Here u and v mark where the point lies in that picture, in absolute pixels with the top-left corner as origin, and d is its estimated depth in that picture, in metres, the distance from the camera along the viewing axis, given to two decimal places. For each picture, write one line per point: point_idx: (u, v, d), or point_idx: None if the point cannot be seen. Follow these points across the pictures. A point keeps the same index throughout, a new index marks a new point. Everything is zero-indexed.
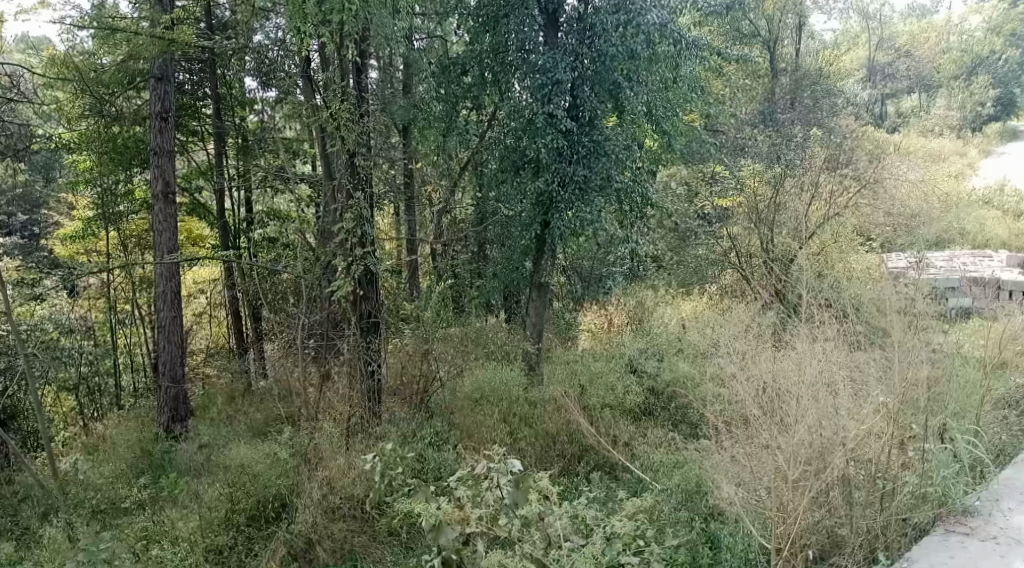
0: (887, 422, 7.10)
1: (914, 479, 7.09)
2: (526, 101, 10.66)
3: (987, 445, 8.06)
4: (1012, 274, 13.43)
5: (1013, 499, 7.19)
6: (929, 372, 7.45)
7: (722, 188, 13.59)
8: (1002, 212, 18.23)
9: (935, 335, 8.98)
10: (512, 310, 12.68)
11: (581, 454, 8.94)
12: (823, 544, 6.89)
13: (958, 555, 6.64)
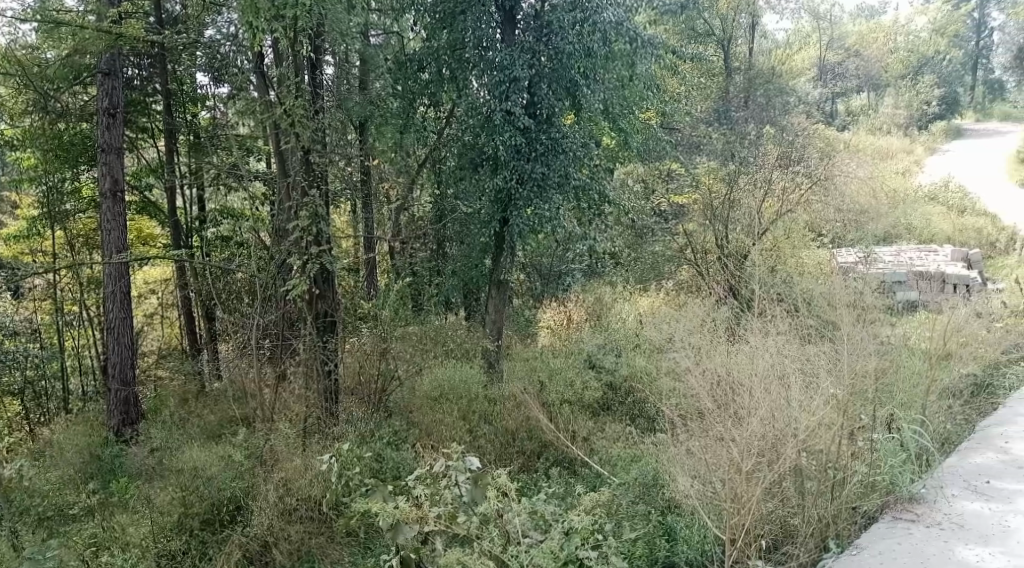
0: (838, 413, 7.16)
1: (864, 468, 7.19)
2: (484, 99, 10.63)
3: (935, 434, 8.20)
4: (957, 267, 13.73)
5: (955, 486, 7.33)
6: (876, 364, 7.68)
7: (676, 186, 13.78)
8: (946, 208, 18.69)
9: (883, 328, 9.21)
10: (471, 307, 12.62)
11: (541, 450, 8.93)
12: (776, 534, 6.93)
13: (904, 541, 6.74)
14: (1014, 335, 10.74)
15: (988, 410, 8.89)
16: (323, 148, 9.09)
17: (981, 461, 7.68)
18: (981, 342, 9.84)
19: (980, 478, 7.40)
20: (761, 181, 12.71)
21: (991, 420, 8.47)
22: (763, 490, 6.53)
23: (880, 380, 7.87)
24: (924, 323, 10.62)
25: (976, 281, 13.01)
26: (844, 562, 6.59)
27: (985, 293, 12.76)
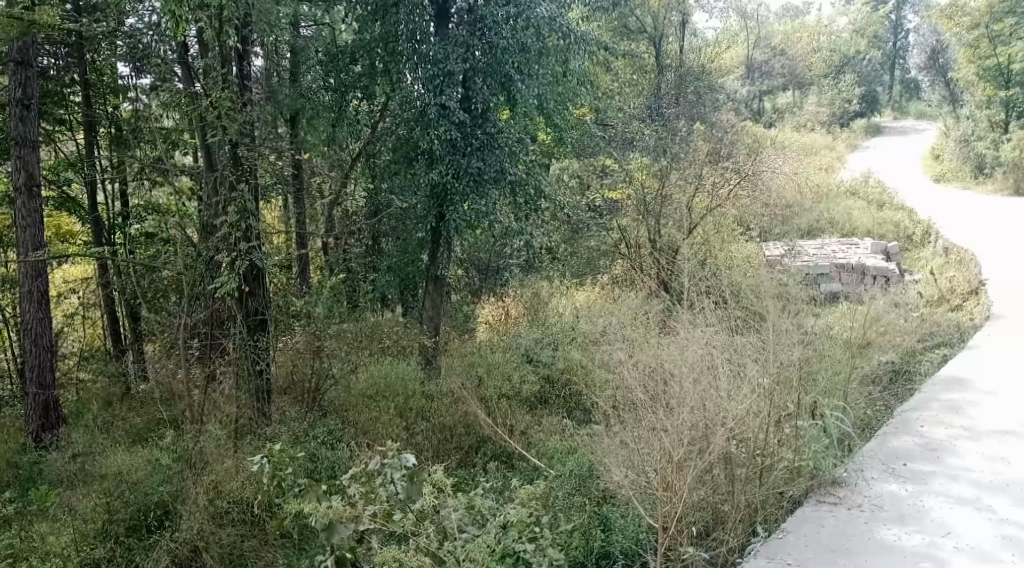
0: (764, 401, 7.26)
1: (790, 454, 7.28)
2: (418, 93, 10.47)
3: (854, 420, 8.33)
4: (877, 260, 14.05)
5: (875, 469, 7.48)
6: (801, 352, 7.81)
7: (611, 181, 13.45)
8: (867, 203, 19.19)
9: (808, 319, 9.38)
10: (407, 303, 12.40)
11: (479, 446, 8.88)
12: (709, 522, 6.86)
13: (827, 524, 6.83)
14: (928, 324, 11.04)
15: (906, 395, 9.10)
16: (252, 142, 8.82)
17: (898, 444, 7.84)
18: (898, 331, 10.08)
19: (897, 461, 7.57)
20: (694, 177, 12.84)
21: (907, 405, 8.67)
22: (694, 479, 6.53)
23: (804, 369, 7.98)
24: (847, 315, 10.84)
25: (895, 273, 13.38)
26: (770, 546, 6.64)
27: (902, 284, 13.11)
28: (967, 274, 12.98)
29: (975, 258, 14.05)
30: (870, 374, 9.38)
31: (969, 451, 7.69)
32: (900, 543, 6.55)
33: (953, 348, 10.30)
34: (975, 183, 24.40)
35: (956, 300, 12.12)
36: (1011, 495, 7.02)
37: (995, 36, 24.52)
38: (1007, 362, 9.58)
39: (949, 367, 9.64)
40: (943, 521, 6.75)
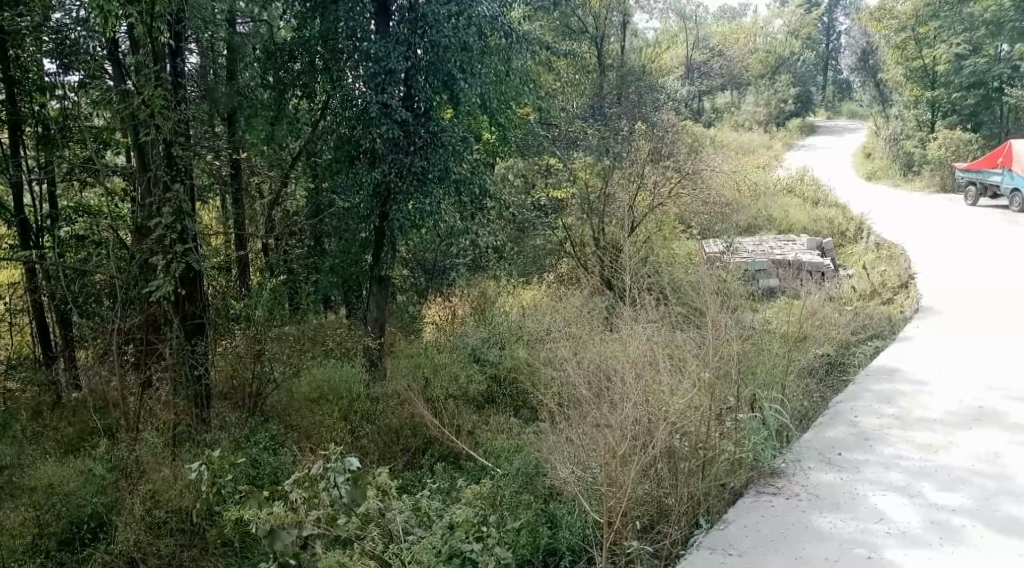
0: (706, 394, 7.26)
1: (731, 446, 7.30)
2: (361, 92, 10.18)
3: (792, 409, 8.41)
4: (812, 255, 14.29)
5: (813, 459, 7.57)
6: (740, 345, 7.85)
7: (555, 179, 13.53)
8: (803, 200, 19.55)
9: (746, 314, 9.46)
10: (351, 303, 12.15)
11: (426, 447, 8.82)
12: (653, 515, 6.84)
13: (766, 513, 6.88)
14: (861, 318, 11.28)
15: (841, 387, 9.25)
16: (187, 141, 8.59)
17: (833, 435, 7.96)
18: (832, 325, 10.24)
19: (832, 451, 7.68)
20: (635, 175, 12.75)
21: (841, 396, 8.83)
22: (636, 474, 6.51)
23: (744, 361, 8.00)
24: (785, 310, 11.01)
25: (830, 269, 13.68)
26: (711, 537, 6.65)
27: (836, 280, 13.39)
28: (897, 268, 13.32)
29: (904, 253, 14.43)
30: (808, 365, 9.48)
31: (900, 440, 7.84)
32: (836, 530, 6.61)
33: (885, 340, 10.53)
34: (903, 181, 25.15)
35: (887, 293, 12.40)
36: (939, 480, 7.16)
37: (919, 39, 26.78)
38: (936, 353, 9.83)
39: (882, 358, 9.85)
40: (876, 508, 6.84)
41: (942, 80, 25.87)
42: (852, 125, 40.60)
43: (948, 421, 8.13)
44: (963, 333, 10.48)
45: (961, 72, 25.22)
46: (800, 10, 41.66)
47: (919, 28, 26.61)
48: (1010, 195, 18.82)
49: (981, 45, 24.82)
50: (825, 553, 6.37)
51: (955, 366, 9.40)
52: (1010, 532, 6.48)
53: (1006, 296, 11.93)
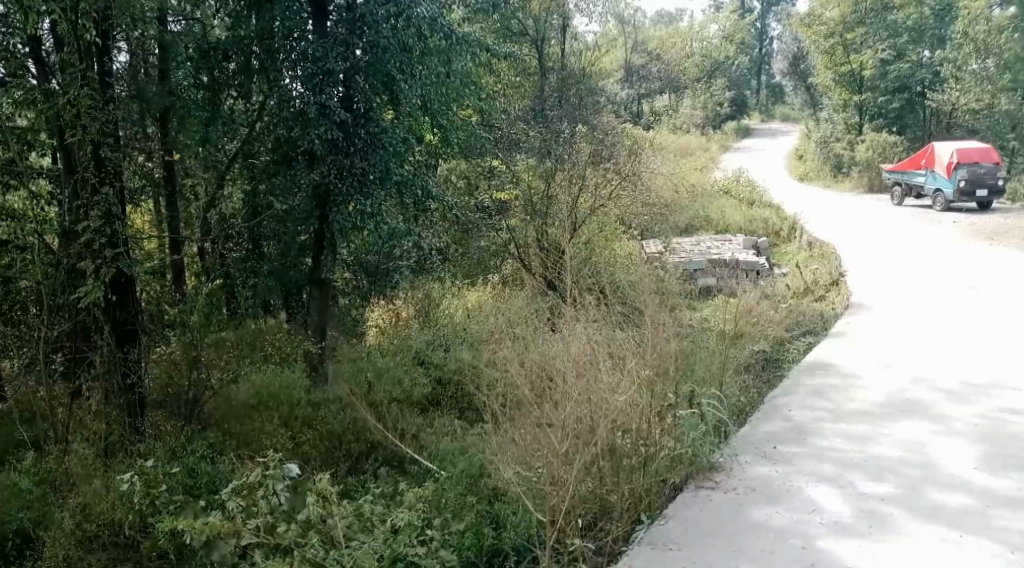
0: (647, 391, 7.24)
1: (671, 442, 7.32)
2: (298, 92, 9.94)
3: (730, 405, 8.47)
4: (749, 255, 14.47)
5: (748, 453, 7.65)
6: (677, 342, 7.86)
7: (500, 181, 13.25)
8: (739, 201, 19.81)
9: (681, 313, 9.53)
10: (291, 307, 11.81)
11: (370, 451, 8.71)
12: (596, 513, 6.81)
13: (705, 508, 6.90)
14: (796, 314, 11.45)
15: (776, 382, 9.38)
16: (116, 141, 8.35)
17: (768, 429, 8.06)
18: (765, 321, 10.33)
19: (767, 445, 7.78)
20: (578, 177, 12.82)
21: (776, 391, 8.94)
22: (578, 472, 6.48)
23: (681, 357, 8.01)
24: (723, 308, 11.10)
25: (765, 267, 13.91)
26: (653, 532, 6.65)
27: (772, 278, 13.61)
28: (829, 266, 13.59)
29: (836, 251, 14.76)
30: (745, 362, 9.58)
31: (832, 432, 7.97)
32: (772, 522, 6.67)
33: (819, 335, 10.70)
34: (833, 182, 25.83)
35: (820, 291, 12.61)
36: (868, 470, 7.28)
37: (847, 44, 28.60)
38: (869, 347, 10.03)
39: (816, 352, 10.02)
40: (811, 499, 6.92)
41: (869, 85, 28.23)
42: (784, 130, 41.66)
43: (878, 413, 8.29)
44: (892, 328, 10.73)
45: (886, 77, 27.68)
46: (735, 15, 42.40)
47: (846, 35, 28.44)
48: (935, 195, 19.33)
49: (905, 51, 27.57)
50: (760, 544, 6.41)
51: (884, 361, 9.60)
52: (936, 518, 6.59)
53: (933, 291, 12.27)
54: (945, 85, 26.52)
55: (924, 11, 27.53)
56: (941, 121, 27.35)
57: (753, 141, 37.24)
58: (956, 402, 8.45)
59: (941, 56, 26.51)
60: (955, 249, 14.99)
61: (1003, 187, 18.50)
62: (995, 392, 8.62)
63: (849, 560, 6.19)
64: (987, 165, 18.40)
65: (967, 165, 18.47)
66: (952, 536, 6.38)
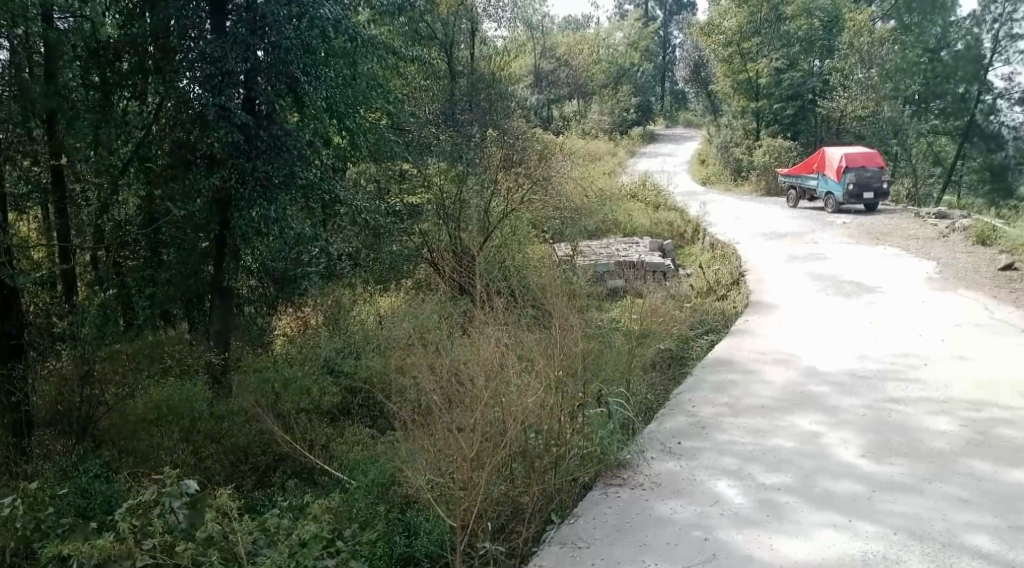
0: (558, 391, 7.15)
1: (581, 441, 7.28)
2: (195, 95, 9.64)
3: (637, 404, 8.52)
4: (655, 256, 14.66)
5: (654, 449, 7.73)
6: (584, 341, 7.82)
7: (410, 184, 12.95)
8: (645, 204, 20.11)
9: (590, 316, 9.56)
10: (193, 316, 11.19)
11: (278, 464, 8.50)
12: (507, 516, 6.71)
13: (613, 504, 6.91)
14: (699, 313, 11.66)
15: (681, 379, 9.55)
16: None
17: (673, 425, 8.15)
18: (674, 320, 10.39)
19: (673, 440, 7.85)
20: (488, 181, 13.11)
21: (680, 388, 9.05)
22: (488, 475, 6.38)
23: (588, 358, 8.01)
24: (630, 309, 11.18)
25: (670, 267, 14.14)
26: (563, 531, 6.62)
27: (677, 279, 13.85)
28: (730, 267, 13.93)
29: (736, 252, 15.14)
30: (652, 360, 9.67)
31: (732, 426, 8.11)
32: (675, 515, 6.72)
33: (720, 334, 10.93)
34: (734, 186, 26.50)
35: (721, 290, 12.91)
36: (766, 462, 7.42)
37: (744, 53, 29.41)
38: (767, 342, 10.34)
39: (716, 350, 10.24)
40: (713, 492, 7.01)
41: (765, 93, 29.39)
42: (689, 136, 42.71)
43: (776, 406, 8.47)
44: (791, 324, 11.01)
45: (780, 85, 29.05)
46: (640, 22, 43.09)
47: (742, 44, 29.12)
48: (826, 198, 20.06)
49: (797, 60, 29.11)
50: (665, 538, 6.45)
51: (783, 356, 9.84)
52: (829, 506, 6.75)
53: (832, 288, 12.65)
54: (833, 93, 28.43)
55: (814, 22, 29.16)
56: (830, 127, 29.47)
57: (658, 146, 37.89)
58: (847, 393, 8.72)
59: (830, 65, 28.49)
60: (849, 249, 15.53)
61: (887, 190, 19.33)
62: (878, 384, 8.93)
63: (749, 549, 6.27)
64: (872, 168, 19.20)
65: (855, 168, 19.26)
66: (842, 522, 6.54)
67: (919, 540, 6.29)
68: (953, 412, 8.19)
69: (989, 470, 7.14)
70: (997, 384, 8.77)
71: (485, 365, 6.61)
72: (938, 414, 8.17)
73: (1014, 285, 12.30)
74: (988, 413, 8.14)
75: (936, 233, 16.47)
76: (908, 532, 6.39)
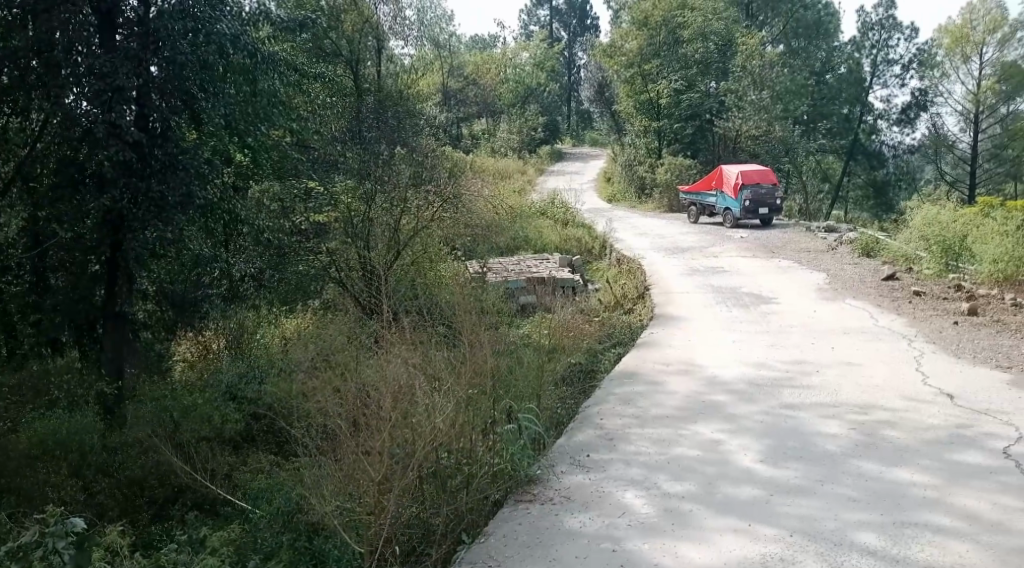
0: (469, 408, 6.97)
1: (492, 459, 7.13)
2: (85, 111, 9.12)
3: (546, 419, 8.47)
4: (565, 272, 14.71)
5: (564, 462, 7.69)
6: (493, 358, 7.69)
7: (316, 203, 12.07)
8: (554, 221, 20.27)
9: (499, 331, 9.46)
10: (85, 345, 10.44)
11: (178, 496, 8.11)
12: (417, 538, 6.53)
13: (523, 521, 6.82)
14: (608, 327, 11.75)
15: (590, 392, 9.57)
16: None
17: (582, 438, 8.13)
18: (582, 333, 10.49)
19: (582, 454, 7.82)
20: (397, 201, 12.47)
21: (591, 400, 9.04)
22: (398, 497, 6.23)
23: (498, 375, 7.89)
24: (540, 324, 11.18)
25: (579, 282, 14.29)
26: (473, 552, 6.49)
27: (585, 294, 13.96)
28: (636, 282, 14.14)
29: (641, 267, 15.39)
30: (561, 375, 9.65)
31: (639, 438, 8.12)
32: (584, 528, 6.66)
33: (627, 346, 11.02)
34: (638, 204, 27.03)
35: (627, 304, 13.07)
36: (671, 471, 7.46)
37: (645, 74, 30.14)
38: (671, 353, 10.50)
39: (624, 360, 10.31)
40: (621, 503, 6.99)
41: (665, 113, 30.24)
42: (594, 155, 43.29)
43: (679, 416, 8.55)
44: (695, 336, 11.17)
45: (680, 105, 30.07)
46: (545, 43, 43.75)
47: (643, 65, 29.88)
48: (724, 214, 20.56)
49: (694, 82, 29.93)
50: (574, 551, 6.38)
51: (686, 366, 9.99)
52: (729, 511, 6.81)
53: (737, 301, 12.90)
54: (729, 113, 29.46)
55: (708, 47, 30.07)
56: (726, 145, 29.83)
57: (565, 165, 38.33)
58: (747, 401, 8.87)
59: (725, 86, 29.34)
60: (751, 262, 15.87)
61: (780, 206, 19.98)
62: (778, 391, 9.10)
63: (654, 558, 6.27)
64: (766, 185, 19.84)
65: (750, 185, 19.83)
66: (742, 526, 6.60)
67: (813, 540, 6.40)
68: (843, 416, 8.41)
69: (877, 470, 7.34)
70: (883, 389, 9.04)
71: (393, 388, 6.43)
72: (829, 418, 8.38)
73: (897, 293, 12.82)
74: (875, 416, 8.39)
75: (826, 246, 17.08)
76: (802, 532, 6.50)
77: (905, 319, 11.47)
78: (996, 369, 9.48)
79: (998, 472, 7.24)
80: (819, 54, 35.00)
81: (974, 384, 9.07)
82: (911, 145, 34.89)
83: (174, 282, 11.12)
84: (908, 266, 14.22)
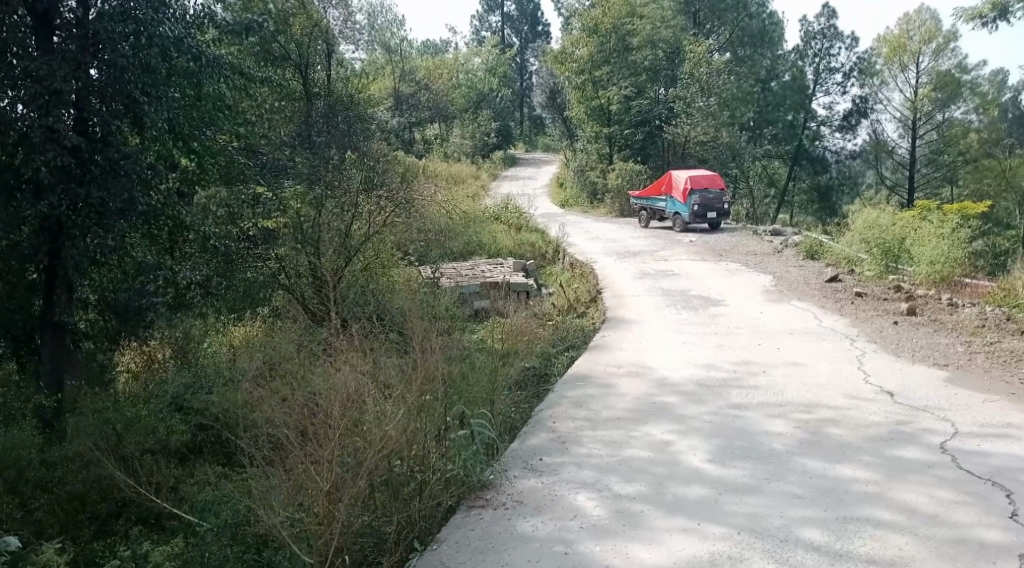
0: (421, 415, 6.86)
1: (444, 465, 7.05)
2: (21, 115, 8.91)
3: (499, 424, 8.40)
4: (519, 277, 14.68)
5: (516, 467, 7.65)
6: (445, 363, 7.59)
7: (264, 208, 11.85)
8: (507, 225, 20.25)
9: (451, 337, 9.38)
10: (22, 357, 10.23)
11: (121, 511, 7.91)
12: (369, 547, 6.46)
13: (475, 527, 6.77)
14: (560, 331, 11.76)
15: (542, 396, 9.55)
16: None
17: (535, 442, 8.10)
18: (536, 336, 10.46)
19: (535, 458, 7.79)
20: (347, 205, 12.08)
21: (544, 405, 8.99)
22: (348, 506, 6.14)
23: (450, 381, 7.81)
24: (495, 328, 11.11)
25: (534, 287, 14.24)
26: (425, 560, 6.44)
27: (539, 299, 13.96)
28: (588, 285, 14.18)
29: (594, 271, 15.44)
30: (513, 379, 9.60)
31: (591, 440, 8.12)
32: (536, 532, 6.64)
33: (579, 349, 11.02)
34: (590, 209, 27.16)
35: (580, 308, 13.10)
36: (622, 472, 7.47)
37: (595, 80, 30.06)
38: (623, 356, 10.52)
39: (577, 364, 10.31)
40: (573, 505, 6.98)
41: (614, 118, 30.29)
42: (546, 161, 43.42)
43: (630, 418, 8.57)
44: (647, 338, 11.22)
45: (627, 111, 30.17)
46: (496, 49, 43.76)
47: (593, 71, 29.94)
48: (674, 218, 20.74)
49: (643, 88, 30.20)
50: (526, 556, 6.36)
51: (636, 368, 10.03)
52: (679, 511, 6.83)
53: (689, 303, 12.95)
54: (679, 118, 29.79)
55: (657, 53, 30.34)
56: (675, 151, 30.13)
57: (518, 170, 38.35)
58: (697, 402, 8.92)
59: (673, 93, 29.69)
60: (700, 266, 15.99)
61: (728, 210, 20.21)
62: (727, 392, 9.17)
63: (604, 559, 6.27)
64: (714, 190, 20.04)
65: (699, 190, 20.02)
66: (692, 526, 6.63)
67: (759, 537, 6.45)
68: (789, 415, 8.51)
69: (822, 467, 7.42)
70: (827, 388, 9.17)
71: (342, 396, 6.30)
72: (775, 417, 8.46)
73: (840, 294, 13.05)
74: (819, 414, 8.50)
75: (773, 249, 17.31)
76: (749, 530, 6.54)
77: (848, 319, 11.68)
78: (934, 367, 9.69)
79: (936, 467, 7.37)
80: (764, 62, 35.47)
81: (912, 381, 9.26)
82: (853, 150, 35.58)
83: (118, 291, 10.53)
84: (851, 269, 14.49)
